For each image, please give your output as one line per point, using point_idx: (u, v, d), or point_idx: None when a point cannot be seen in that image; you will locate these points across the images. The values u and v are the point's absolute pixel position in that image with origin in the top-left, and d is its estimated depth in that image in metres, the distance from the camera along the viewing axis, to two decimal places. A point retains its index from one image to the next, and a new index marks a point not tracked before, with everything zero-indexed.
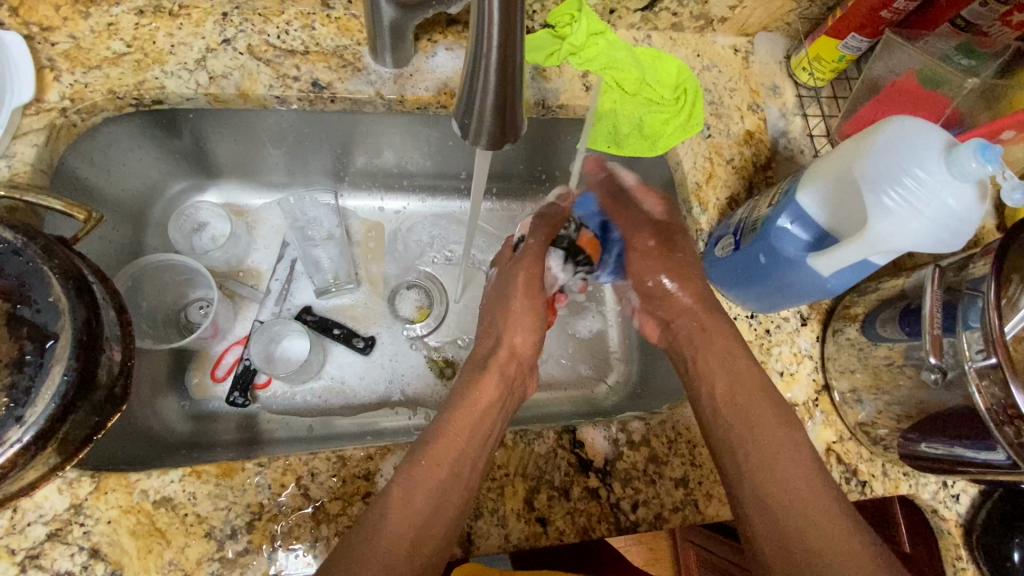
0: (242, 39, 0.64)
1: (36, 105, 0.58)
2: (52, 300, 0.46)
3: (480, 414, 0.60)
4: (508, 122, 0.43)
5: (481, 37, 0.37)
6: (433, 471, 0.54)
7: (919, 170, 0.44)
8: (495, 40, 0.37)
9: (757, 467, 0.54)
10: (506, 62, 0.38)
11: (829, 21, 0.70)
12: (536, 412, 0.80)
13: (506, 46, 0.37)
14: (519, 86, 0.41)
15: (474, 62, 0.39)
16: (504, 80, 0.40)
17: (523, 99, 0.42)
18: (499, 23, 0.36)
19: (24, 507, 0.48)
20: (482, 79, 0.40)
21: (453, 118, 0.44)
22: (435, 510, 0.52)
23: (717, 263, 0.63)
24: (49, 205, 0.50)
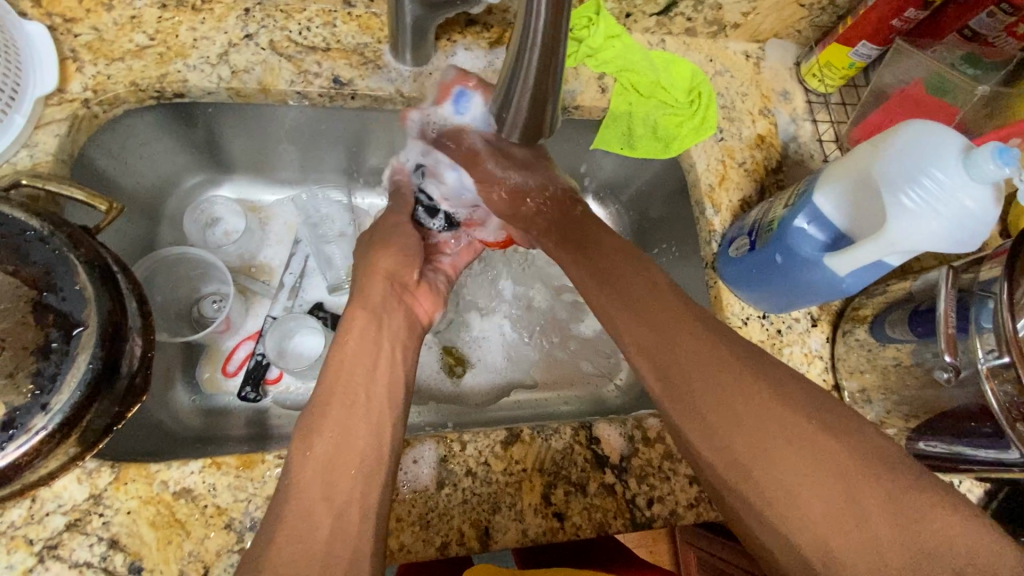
0: (264, 34, 0.64)
1: (58, 96, 0.58)
2: (78, 289, 0.46)
3: (362, 338, 0.58)
4: None
5: (520, 34, 0.38)
6: (330, 413, 0.51)
7: (937, 171, 0.45)
8: (535, 36, 0.37)
9: (695, 398, 0.51)
10: (545, 59, 0.39)
11: (840, 29, 0.71)
12: (546, 410, 0.80)
13: (546, 43, 0.38)
14: (553, 82, 0.41)
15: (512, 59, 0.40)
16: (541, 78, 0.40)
17: (555, 97, 0.42)
18: (541, 20, 0.36)
19: (43, 497, 0.48)
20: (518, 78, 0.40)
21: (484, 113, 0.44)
22: (344, 440, 0.50)
23: (730, 264, 0.65)
24: (71, 194, 0.51)
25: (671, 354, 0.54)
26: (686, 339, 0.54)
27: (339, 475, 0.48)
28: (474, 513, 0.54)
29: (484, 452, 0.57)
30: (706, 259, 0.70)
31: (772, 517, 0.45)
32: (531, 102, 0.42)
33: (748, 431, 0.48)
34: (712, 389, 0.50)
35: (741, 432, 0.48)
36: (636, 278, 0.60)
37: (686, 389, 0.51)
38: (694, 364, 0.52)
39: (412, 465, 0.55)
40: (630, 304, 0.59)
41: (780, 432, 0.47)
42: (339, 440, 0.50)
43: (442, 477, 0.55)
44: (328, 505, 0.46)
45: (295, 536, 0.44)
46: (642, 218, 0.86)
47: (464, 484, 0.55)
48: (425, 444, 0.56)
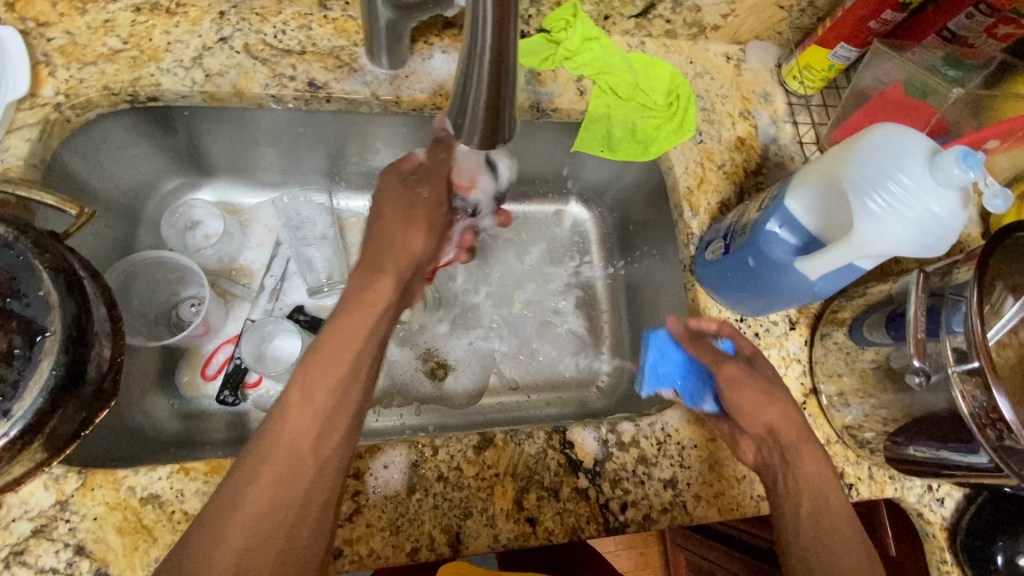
0: (239, 37, 0.64)
1: (30, 100, 0.58)
2: (42, 294, 0.46)
3: (337, 358, 0.51)
4: (501, 123, 0.43)
5: (475, 38, 0.37)
6: (279, 451, 0.46)
7: (903, 176, 0.45)
8: (489, 40, 0.37)
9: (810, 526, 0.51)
10: (502, 64, 0.39)
11: (819, 31, 0.71)
12: (527, 412, 0.80)
13: (501, 49, 0.37)
14: (515, 87, 0.41)
15: (470, 64, 0.39)
16: (499, 83, 0.40)
17: (518, 101, 0.42)
18: (494, 24, 0.36)
19: (9, 503, 0.48)
20: (475, 83, 0.40)
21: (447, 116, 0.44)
22: (278, 493, 0.44)
23: (707, 267, 0.64)
24: (38, 198, 0.51)
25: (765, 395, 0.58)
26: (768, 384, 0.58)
27: (329, 436, 0.47)
28: (445, 519, 0.54)
29: (456, 457, 0.56)
30: (684, 261, 0.70)
31: None
32: (489, 105, 0.41)
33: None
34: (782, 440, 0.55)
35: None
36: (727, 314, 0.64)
37: (789, 482, 0.53)
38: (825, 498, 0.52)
39: (383, 470, 0.55)
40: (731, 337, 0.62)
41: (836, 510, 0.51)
42: (275, 491, 0.44)
43: (413, 482, 0.55)
44: (275, 522, 0.43)
45: (280, 482, 0.45)
46: (625, 220, 0.86)
47: (435, 489, 0.55)
48: (397, 449, 0.56)
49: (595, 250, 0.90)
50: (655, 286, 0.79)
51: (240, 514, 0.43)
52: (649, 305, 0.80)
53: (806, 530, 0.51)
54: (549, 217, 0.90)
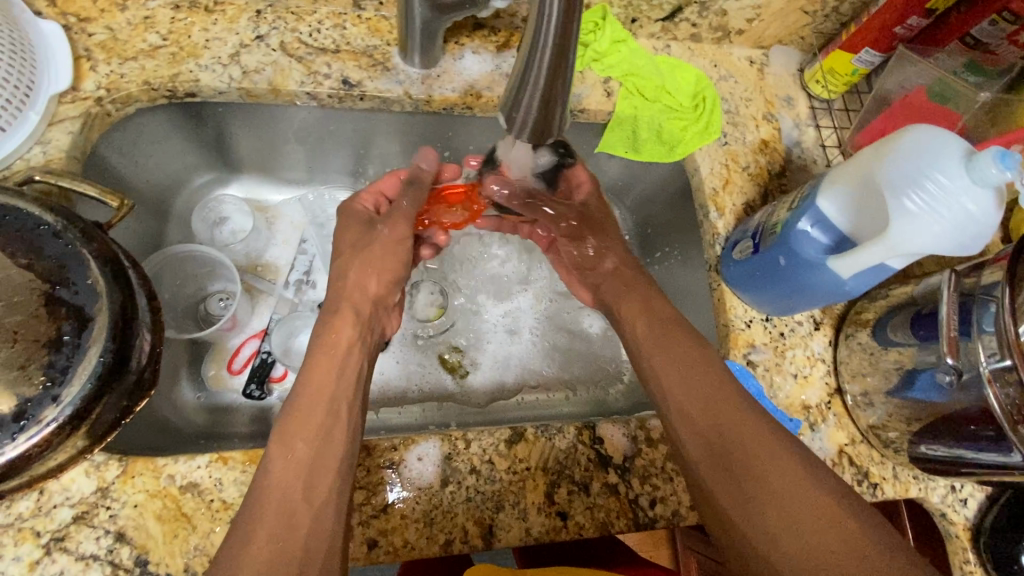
0: (275, 35, 0.65)
1: (72, 94, 0.59)
2: (90, 282, 0.47)
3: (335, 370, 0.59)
4: (550, 116, 0.43)
5: (533, 33, 0.38)
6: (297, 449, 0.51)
7: (939, 175, 0.45)
8: (548, 35, 0.38)
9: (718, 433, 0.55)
10: (560, 61, 0.39)
11: (842, 36, 0.72)
12: (544, 411, 0.81)
13: (562, 46, 0.38)
14: (565, 83, 0.42)
15: (523, 59, 0.40)
16: (555, 82, 0.41)
17: (568, 95, 0.42)
18: (556, 18, 0.37)
19: (51, 490, 0.48)
20: (529, 79, 0.40)
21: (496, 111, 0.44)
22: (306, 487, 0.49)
23: (735, 266, 0.65)
24: (83, 190, 0.52)
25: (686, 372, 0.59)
26: (692, 363, 0.59)
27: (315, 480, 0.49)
28: (477, 511, 0.55)
29: (488, 451, 0.57)
30: (709, 261, 0.70)
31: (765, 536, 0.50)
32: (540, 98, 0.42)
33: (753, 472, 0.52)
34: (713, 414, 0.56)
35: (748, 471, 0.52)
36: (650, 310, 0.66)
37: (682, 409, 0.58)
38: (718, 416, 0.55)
39: (417, 462, 0.55)
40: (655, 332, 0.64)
41: (768, 456, 0.52)
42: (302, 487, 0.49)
43: (447, 474, 0.55)
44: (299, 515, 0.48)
45: (292, 496, 0.48)
46: (647, 221, 0.87)
47: (468, 482, 0.56)
48: (430, 442, 0.56)
49: None
50: (679, 285, 0.80)
51: (265, 524, 0.46)
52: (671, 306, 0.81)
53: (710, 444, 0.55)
54: None
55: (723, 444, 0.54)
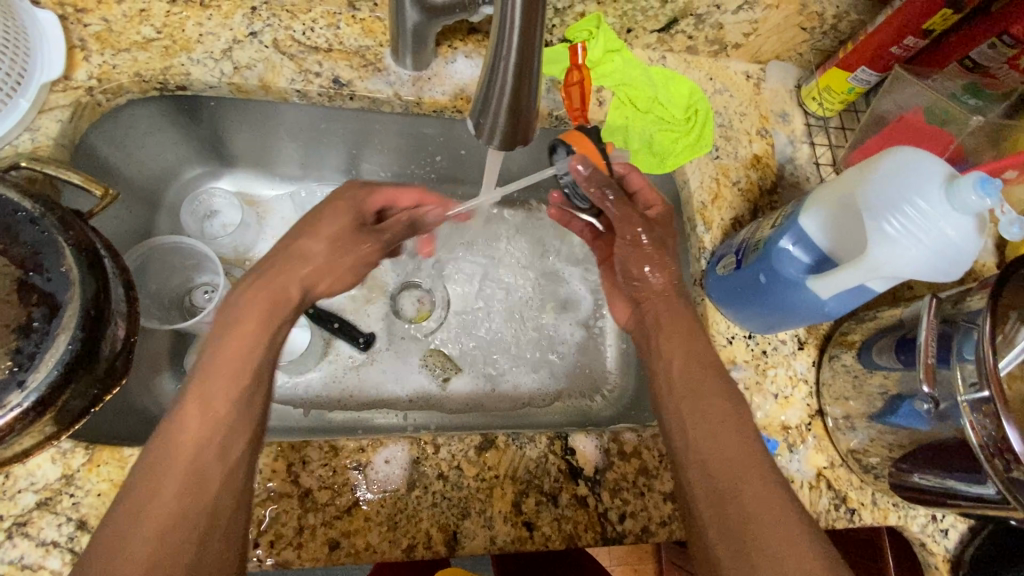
0: (269, 32, 0.65)
1: (63, 83, 0.59)
2: (64, 270, 0.47)
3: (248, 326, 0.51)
4: (520, 124, 0.43)
5: (500, 43, 0.38)
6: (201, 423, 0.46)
7: (920, 200, 0.45)
8: (514, 44, 0.37)
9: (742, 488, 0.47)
10: (526, 68, 0.39)
11: (840, 54, 0.72)
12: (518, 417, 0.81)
13: (527, 51, 0.38)
14: (536, 90, 0.42)
15: (492, 64, 0.40)
16: (519, 89, 0.40)
17: (536, 102, 0.42)
18: (520, 27, 0.37)
19: (16, 475, 0.49)
20: (497, 87, 0.40)
21: (470, 115, 0.45)
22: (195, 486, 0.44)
23: (717, 281, 0.64)
24: (66, 178, 0.53)
25: (729, 469, 0.48)
26: (741, 463, 0.49)
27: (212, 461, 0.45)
28: (443, 517, 0.54)
29: (457, 456, 0.56)
30: (695, 275, 0.70)
31: None
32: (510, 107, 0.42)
33: (770, 545, 0.44)
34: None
35: (765, 540, 0.44)
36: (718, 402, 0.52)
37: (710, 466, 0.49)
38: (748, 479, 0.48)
39: (384, 465, 0.55)
40: (705, 425, 0.51)
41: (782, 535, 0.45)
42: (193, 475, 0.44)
43: (414, 479, 0.55)
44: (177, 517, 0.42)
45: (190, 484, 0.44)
46: None
47: (435, 487, 0.55)
48: (399, 445, 0.56)
49: None
50: None
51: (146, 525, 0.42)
52: None
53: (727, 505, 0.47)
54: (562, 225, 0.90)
55: (741, 511, 0.46)
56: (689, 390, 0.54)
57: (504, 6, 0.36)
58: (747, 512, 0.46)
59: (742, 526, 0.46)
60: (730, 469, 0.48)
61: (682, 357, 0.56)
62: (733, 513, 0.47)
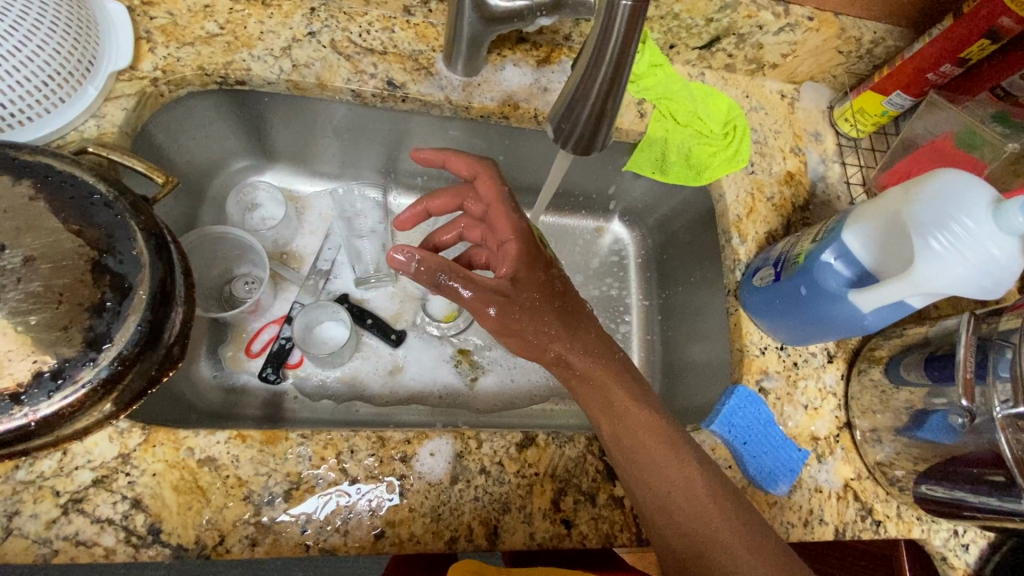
0: (327, 33, 0.67)
1: (130, 72, 0.61)
2: (135, 253, 0.48)
3: None
4: (600, 129, 0.47)
5: (596, 55, 0.42)
6: None
7: (967, 219, 0.46)
8: (612, 55, 0.41)
9: (656, 475, 0.54)
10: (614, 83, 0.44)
11: (874, 78, 0.74)
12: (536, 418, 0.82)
13: (620, 65, 0.42)
14: (619, 100, 0.46)
15: (585, 73, 0.44)
16: (607, 97, 0.45)
17: (619, 109, 0.46)
18: (620, 42, 0.41)
19: (74, 451, 0.50)
20: (587, 93, 0.45)
21: (551, 119, 0.49)
22: None
23: (754, 292, 0.66)
24: (131, 165, 0.54)
25: (640, 459, 0.54)
26: (652, 450, 0.54)
27: None
28: (484, 511, 0.55)
29: (498, 452, 0.58)
30: (729, 286, 0.71)
31: None
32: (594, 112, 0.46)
33: (685, 515, 0.53)
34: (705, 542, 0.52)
35: (680, 513, 0.53)
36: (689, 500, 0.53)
37: (626, 457, 0.55)
38: (657, 461, 0.54)
39: (429, 458, 0.56)
40: (613, 416, 0.56)
41: (690, 501, 0.53)
42: None
43: (457, 472, 0.56)
44: None
45: None
46: (666, 243, 0.89)
47: (477, 481, 0.56)
48: (443, 438, 0.57)
49: (633, 270, 0.93)
50: (695, 310, 0.81)
51: None
52: (689, 331, 0.81)
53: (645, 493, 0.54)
54: (591, 232, 0.93)
55: (657, 494, 0.53)
56: (658, 499, 0.53)
57: (607, 22, 0.40)
58: (663, 497, 0.53)
59: (664, 506, 0.53)
60: (643, 457, 0.54)
61: (647, 469, 0.54)
62: (654, 501, 0.53)
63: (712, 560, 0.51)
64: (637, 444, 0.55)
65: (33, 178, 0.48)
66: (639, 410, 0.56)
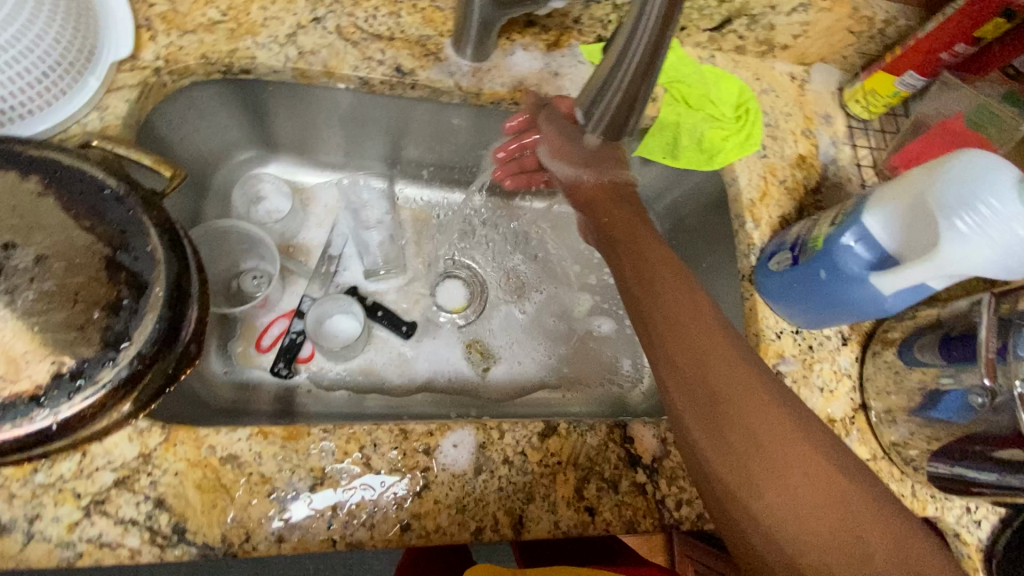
0: (332, 18, 0.65)
1: (131, 63, 0.59)
2: (149, 250, 0.47)
3: None
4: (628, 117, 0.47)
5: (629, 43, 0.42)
6: None
7: (994, 199, 0.46)
8: (645, 44, 0.41)
9: (708, 366, 0.50)
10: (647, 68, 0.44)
11: (885, 59, 0.74)
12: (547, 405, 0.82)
13: (652, 52, 0.42)
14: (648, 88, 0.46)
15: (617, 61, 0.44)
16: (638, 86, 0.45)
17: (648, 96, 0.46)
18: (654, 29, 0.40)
19: (94, 453, 0.49)
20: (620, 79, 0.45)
21: (578, 108, 0.49)
22: None
23: (770, 276, 0.66)
24: (140, 159, 0.52)
25: (691, 349, 0.52)
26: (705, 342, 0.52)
27: None
28: (509, 501, 0.55)
29: (521, 442, 0.57)
30: (743, 270, 0.71)
31: (759, 493, 0.44)
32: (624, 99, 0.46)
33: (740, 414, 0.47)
34: (759, 442, 0.46)
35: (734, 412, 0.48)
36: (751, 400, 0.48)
37: (674, 349, 0.53)
38: (709, 353, 0.51)
39: (452, 449, 0.55)
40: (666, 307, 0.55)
41: (747, 397, 0.48)
42: None
43: (480, 463, 0.56)
44: None
45: None
46: (676, 229, 0.88)
47: (500, 472, 0.56)
48: (465, 429, 0.57)
49: None
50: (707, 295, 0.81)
51: None
52: None
53: (697, 385, 0.50)
54: None
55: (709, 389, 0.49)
56: (708, 392, 0.49)
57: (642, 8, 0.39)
58: (715, 389, 0.49)
59: (715, 402, 0.49)
60: (694, 346, 0.52)
61: (697, 360, 0.51)
62: (703, 395, 0.49)
63: (764, 461, 0.45)
64: (700, 336, 0.52)
65: (40, 174, 0.47)
66: (685, 301, 0.55)
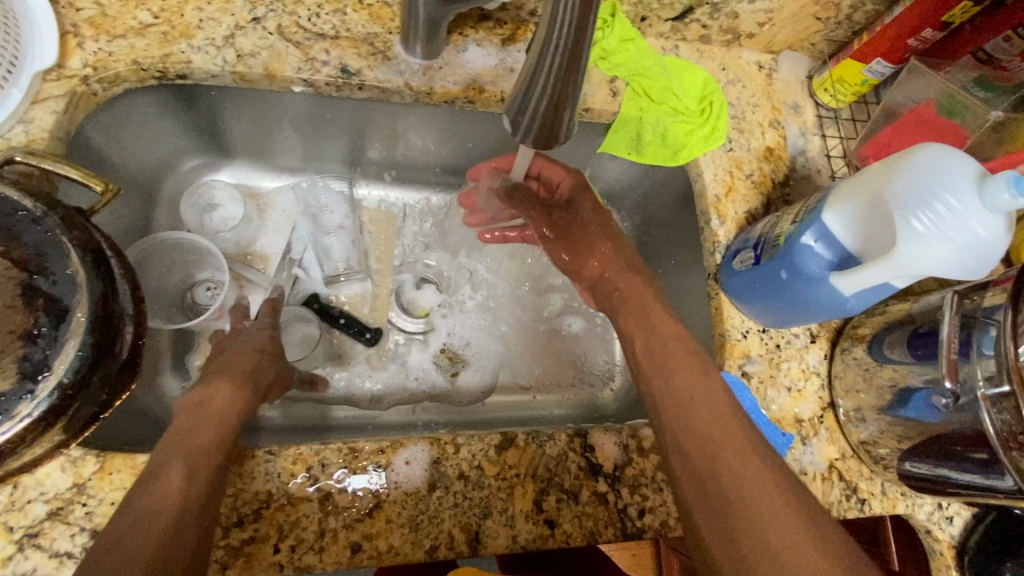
0: (272, 18, 0.62)
1: (57, 71, 0.56)
2: (70, 273, 0.45)
3: None
4: (558, 122, 0.44)
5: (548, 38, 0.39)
6: None
7: (949, 197, 0.45)
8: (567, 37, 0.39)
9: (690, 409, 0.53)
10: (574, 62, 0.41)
11: (853, 45, 0.71)
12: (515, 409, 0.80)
13: (577, 45, 0.39)
14: (578, 90, 0.43)
15: (537, 60, 0.41)
16: (563, 86, 0.42)
17: (578, 98, 0.43)
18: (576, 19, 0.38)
19: (25, 485, 0.47)
20: (543, 77, 0.41)
21: (506, 113, 0.46)
22: None
23: (733, 276, 0.64)
24: (66, 173, 0.49)
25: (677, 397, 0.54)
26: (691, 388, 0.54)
27: None
28: (464, 518, 0.54)
29: (477, 456, 0.56)
30: (708, 269, 0.69)
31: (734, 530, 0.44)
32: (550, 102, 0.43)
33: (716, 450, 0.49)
34: (737, 478, 0.46)
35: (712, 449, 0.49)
36: (747, 465, 0.47)
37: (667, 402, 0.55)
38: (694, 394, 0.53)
39: (405, 466, 0.54)
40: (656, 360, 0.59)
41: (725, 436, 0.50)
42: None
43: (435, 479, 0.54)
44: None
45: None
46: (646, 225, 0.86)
47: (456, 487, 0.54)
48: (419, 445, 0.55)
49: None
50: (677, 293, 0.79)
51: None
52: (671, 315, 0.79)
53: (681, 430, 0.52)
54: None
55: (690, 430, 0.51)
56: (692, 433, 0.51)
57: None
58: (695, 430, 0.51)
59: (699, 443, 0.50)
60: (681, 392, 0.54)
61: (681, 404, 0.54)
62: (688, 439, 0.51)
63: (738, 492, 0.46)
64: (686, 388, 0.54)
65: None
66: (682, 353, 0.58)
